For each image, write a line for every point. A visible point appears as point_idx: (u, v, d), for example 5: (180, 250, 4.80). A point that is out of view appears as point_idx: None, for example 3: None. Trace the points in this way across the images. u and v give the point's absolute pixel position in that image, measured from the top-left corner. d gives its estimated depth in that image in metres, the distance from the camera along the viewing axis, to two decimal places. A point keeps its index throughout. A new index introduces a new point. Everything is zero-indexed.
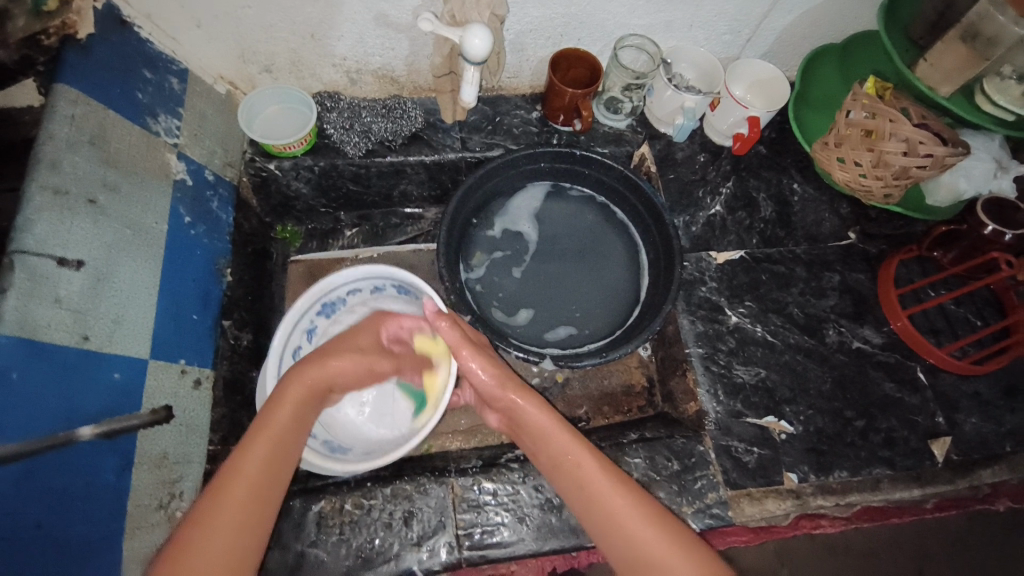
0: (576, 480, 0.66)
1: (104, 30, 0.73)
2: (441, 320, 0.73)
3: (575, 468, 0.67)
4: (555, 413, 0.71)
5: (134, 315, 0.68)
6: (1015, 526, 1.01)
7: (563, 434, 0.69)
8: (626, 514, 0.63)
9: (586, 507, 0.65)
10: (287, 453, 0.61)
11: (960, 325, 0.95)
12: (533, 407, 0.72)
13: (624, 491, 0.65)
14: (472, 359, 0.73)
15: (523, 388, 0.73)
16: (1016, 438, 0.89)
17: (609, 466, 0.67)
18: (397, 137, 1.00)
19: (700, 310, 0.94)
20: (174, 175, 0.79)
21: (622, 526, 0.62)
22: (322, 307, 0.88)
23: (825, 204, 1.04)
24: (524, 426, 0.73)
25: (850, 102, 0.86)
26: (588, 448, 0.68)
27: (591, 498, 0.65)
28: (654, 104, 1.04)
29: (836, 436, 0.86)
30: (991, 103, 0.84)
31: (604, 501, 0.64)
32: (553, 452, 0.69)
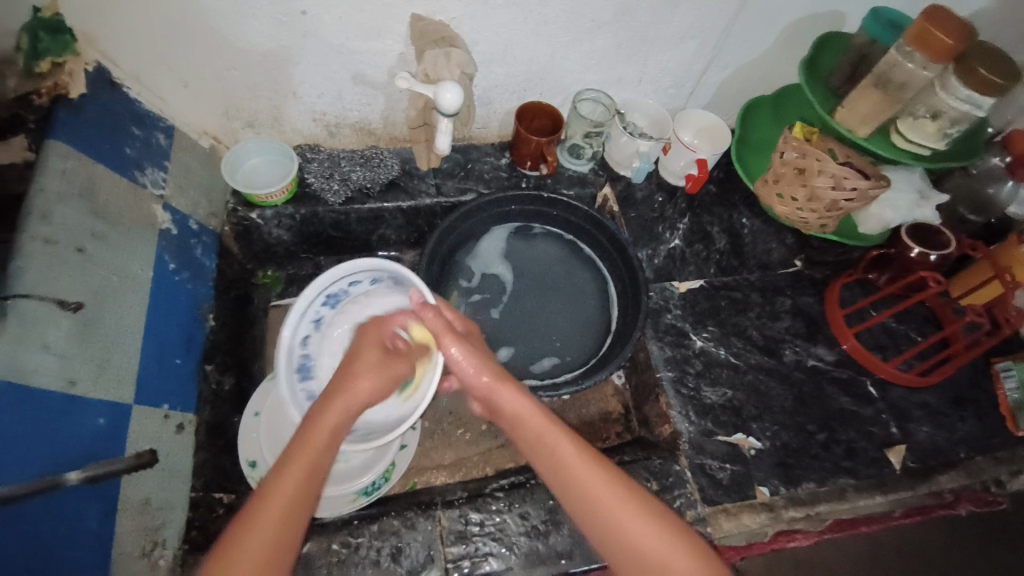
0: (552, 465, 0.67)
1: (95, 91, 0.78)
2: (426, 310, 0.75)
3: (551, 452, 0.68)
4: (530, 400, 0.72)
5: (119, 361, 0.69)
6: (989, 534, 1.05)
7: (540, 421, 0.70)
8: (609, 502, 0.64)
9: (565, 491, 0.66)
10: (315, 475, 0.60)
11: (902, 341, 1.05)
12: (514, 396, 0.72)
13: (603, 472, 0.66)
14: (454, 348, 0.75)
15: (507, 378, 0.74)
16: (967, 444, 0.96)
17: (586, 450, 0.68)
18: (375, 184, 1.05)
19: (667, 335, 1.00)
20: (160, 225, 0.83)
21: (602, 512, 0.64)
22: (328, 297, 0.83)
23: (772, 233, 1.11)
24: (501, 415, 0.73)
25: (782, 145, 0.97)
26: (563, 432, 0.69)
27: (572, 482, 0.66)
28: (613, 149, 1.14)
29: (801, 449, 0.92)
30: (906, 139, 0.96)
31: (583, 487, 0.65)
32: (529, 434, 0.70)
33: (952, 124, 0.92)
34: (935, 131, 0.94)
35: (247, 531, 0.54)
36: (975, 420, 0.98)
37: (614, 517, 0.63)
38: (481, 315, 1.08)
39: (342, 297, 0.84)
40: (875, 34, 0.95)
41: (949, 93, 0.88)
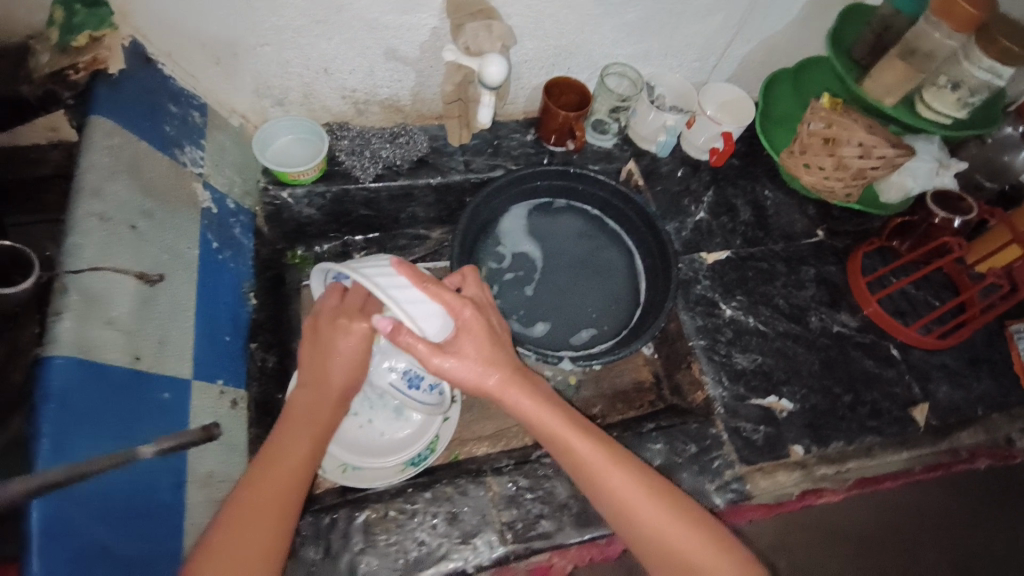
0: (569, 464, 0.70)
1: (133, 67, 0.78)
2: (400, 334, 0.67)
3: (571, 452, 0.69)
4: (541, 397, 0.72)
5: (176, 336, 0.70)
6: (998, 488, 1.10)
7: (556, 420, 0.71)
8: (624, 495, 0.68)
9: (588, 488, 0.69)
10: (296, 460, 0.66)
11: (921, 306, 1.08)
12: (518, 392, 0.71)
13: (620, 468, 0.69)
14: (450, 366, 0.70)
15: (508, 367, 0.72)
16: (984, 402, 1.00)
17: (603, 443, 0.71)
18: (405, 161, 1.06)
19: (698, 306, 1.03)
20: (201, 203, 0.82)
21: (623, 507, 0.67)
22: None
23: (795, 206, 1.16)
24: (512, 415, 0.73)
25: (810, 115, 0.99)
26: (574, 427, 0.71)
27: (592, 478, 0.69)
28: (638, 125, 1.15)
29: (830, 411, 0.95)
30: (930, 109, 0.97)
31: (605, 485, 0.68)
32: (548, 434, 0.71)
33: (972, 94, 0.93)
34: (957, 100, 0.94)
35: (247, 505, 0.61)
36: (990, 380, 1.02)
37: (631, 506, 0.67)
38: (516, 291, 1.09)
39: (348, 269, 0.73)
40: (899, 5, 0.96)
41: (972, 63, 0.90)
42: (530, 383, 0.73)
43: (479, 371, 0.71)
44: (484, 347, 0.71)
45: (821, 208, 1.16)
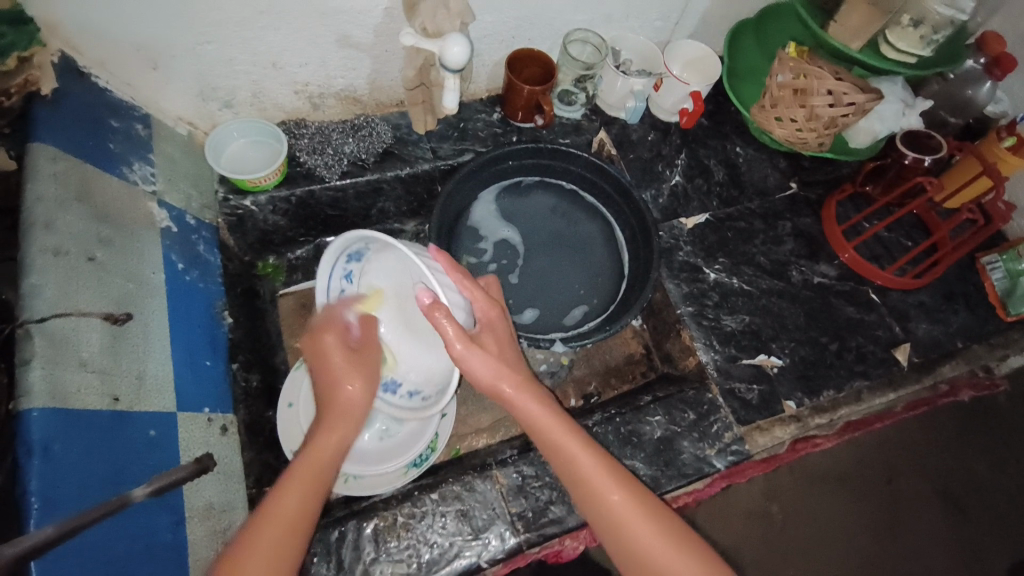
0: (569, 475, 0.67)
1: (67, 85, 0.71)
2: (438, 313, 0.63)
3: (569, 460, 0.68)
4: (551, 407, 0.69)
5: (154, 369, 0.66)
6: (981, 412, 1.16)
7: (562, 429, 0.68)
8: (623, 511, 0.65)
9: (580, 497, 0.68)
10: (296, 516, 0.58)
11: (895, 248, 1.10)
12: (533, 401, 0.69)
13: (620, 485, 0.67)
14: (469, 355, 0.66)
15: (524, 379, 0.70)
16: (963, 334, 1.03)
17: (606, 460, 0.68)
18: (370, 154, 1.01)
19: (682, 273, 1.02)
20: (159, 223, 0.77)
21: (613, 518, 0.65)
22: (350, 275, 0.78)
23: (766, 161, 1.16)
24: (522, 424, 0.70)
25: (778, 67, 0.97)
26: (584, 442, 0.69)
27: (589, 491, 0.67)
28: (605, 92, 1.12)
29: (818, 361, 0.97)
30: (894, 49, 0.96)
31: (597, 497, 0.66)
32: (549, 441, 0.69)
33: (935, 31, 0.93)
34: (920, 39, 0.94)
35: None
36: (966, 312, 1.05)
37: (626, 525, 0.65)
38: (500, 278, 1.08)
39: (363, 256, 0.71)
40: None
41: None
42: (543, 394, 0.70)
43: (506, 373, 0.68)
44: (509, 359, 0.71)
45: (792, 160, 1.16)
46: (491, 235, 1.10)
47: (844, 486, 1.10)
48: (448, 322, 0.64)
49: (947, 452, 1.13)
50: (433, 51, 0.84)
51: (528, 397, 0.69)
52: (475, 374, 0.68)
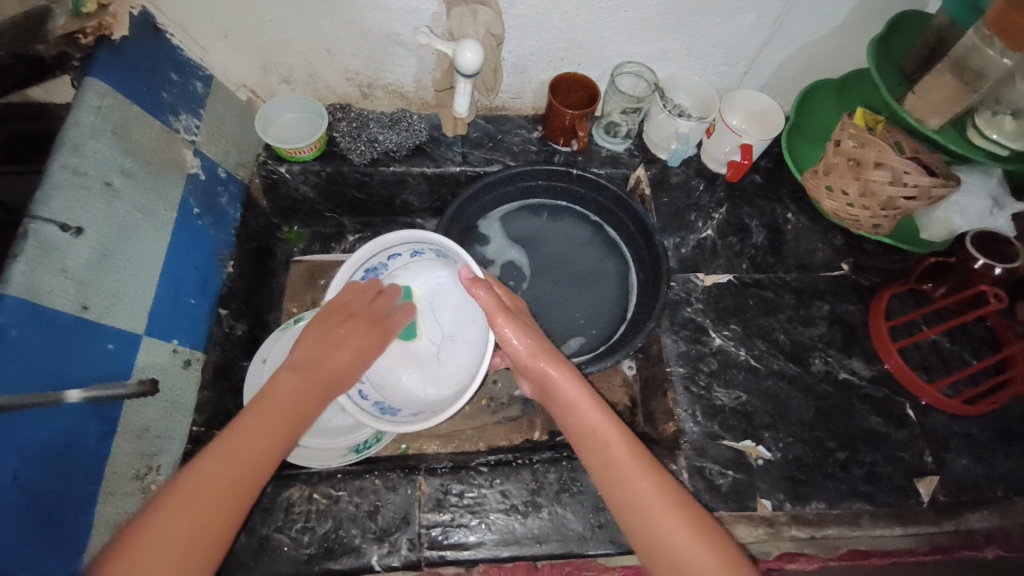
0: (601, 459, 0.67)
1: (137, 34, 0.80)
2: (477, 287, 0.76)
3: (600, 445, 0.68)
4: (591, 390, 0.72)
5: (133, 293, 0.73)
6: None
7: (596, 414, 0.70)
8: (652, 505, 0.63)
9: (608, 486, 0.66)
10: (261, 456, 0.60)
11: (953, 363, 0.94)
12: (570, 381, 0.72)
13: (652, 475, 0.65)
14: (506, 327, 0.74)
15: (560, 360, 0.74)
16: (1007, 483, 0.86)
17: (641, 452, 0.68)
18: (401, 148, 1.04)
19: (684, 330, 0.94)
20: (188, 169, 0.86)
21: (645, 509, 0.63)
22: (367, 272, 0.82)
23: (819, 234, 1.04)
24: (554, 398, 0.73)
25: (839, 132, 0.87)
26: (618, 427, 0.69)
27: (620, 479, 0.65)
28: (650, 129, 1.07)
29: (815, 467, 0.84)
30: (984, 137, 0.87)
31: (629, 485, 0.65)
32: (584, 426, 0.70)
33: None
34: (1014, 129, 0.86)
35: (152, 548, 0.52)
36: (1020, 458, 0.88)
37: (657, 516, 0.62)
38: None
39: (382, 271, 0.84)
40: (956, 14, 0.86)
41: None
42: (581, 380, 0.73)
43: (540, 348, 0.74)
44: (540, 334, 0.77)
45: (850, 238, 1.04)
46: (499, 255, 1.09)
47: None
48: (487, 295, 0.75)
49: None
50: (448, 52, 0.87)
51: (564, 371, 0.72)
52: (512, 350, 0.75)
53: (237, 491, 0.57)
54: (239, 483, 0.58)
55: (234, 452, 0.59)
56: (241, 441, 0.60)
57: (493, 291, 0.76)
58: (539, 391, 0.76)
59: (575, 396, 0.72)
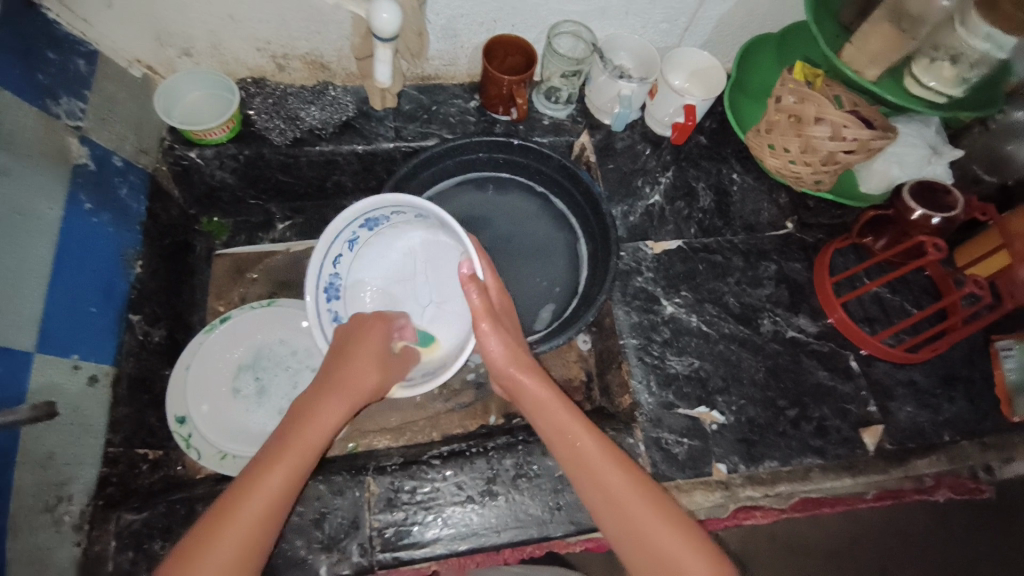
0: (574, 458, 0.66)
1: (12, 15, 0.70)
2: (471, 285, 0.69)
3: (572, 446, 0.66)
4: (556, 388, 0.69)
5: (18, 306, 0.64)
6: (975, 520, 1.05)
7: (564, 415, 0.67)
8: (630, 501, 0.62)
9: (581, 482, 0.65)
10: (307, 482, 0.61)
11: (895, 314, 0.96)
12: (539, 385, 0.68)
13: (625, 472, 0.64)
14: (489, 333, 0.69)
15: (529, 364, 0.70)
16: (952, 427, 0.90)
17: (610, 446, 0.66)
18: (328, 126, 0.97)
19: (635, 300, 0.93)
20: (75, 160, 0.76)
21: (622, 505, 0.62)
22: (366, 221, 0.77)
23: (764, 193, 1.03)
24: (523, 398, 0.70)
25: (779, 89, 0.86)
26: (588, 426, 0.67)
27: (592, 476, 0.64)
28: (593, 93, 1.02)
29: (767, 426, 0.85)
30: (919, 84, 0.87)
31: (603, 484, 0.64)
32: (558, 427, 0.67)
33: (972, 69, 0.84)
34: (953, 76, 0.85)
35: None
36: (964, 402, 0.92)
37: (633, 513, 0.62)
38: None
39: (383, 222, 0.78)
40: None
41: (969, 31, 0.80)
42: (548, 380, 0.70)
43: (518, 357, 0.69)
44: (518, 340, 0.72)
45: (795, 196, 1.02)
46: None
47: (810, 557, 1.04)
48: (476, 297, 0.68)
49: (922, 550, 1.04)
50: (363, 14, 0.80)
51: (532, 374, 0.69)
52: (488, 355, 0.69)
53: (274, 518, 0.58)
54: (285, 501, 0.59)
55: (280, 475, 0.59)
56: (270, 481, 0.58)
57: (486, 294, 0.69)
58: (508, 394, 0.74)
59: (545, 396, 0.68)
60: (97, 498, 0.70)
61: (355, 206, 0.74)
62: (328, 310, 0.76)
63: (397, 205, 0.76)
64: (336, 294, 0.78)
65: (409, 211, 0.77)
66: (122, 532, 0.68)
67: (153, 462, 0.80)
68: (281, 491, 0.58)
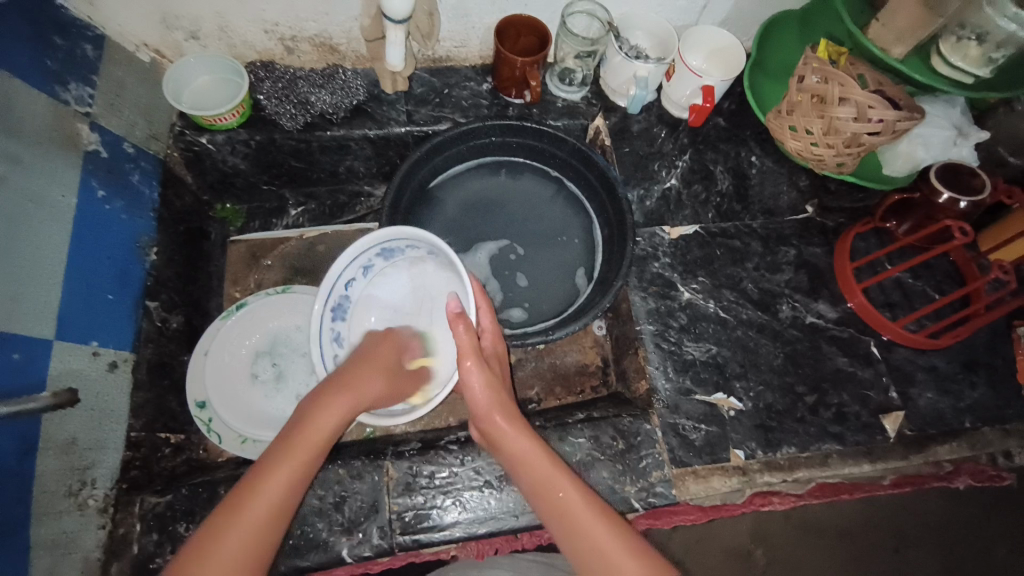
0: (558, 513, 0.65)
1: None
2: (459, 322, 0.69)
3: (555, 498, 0.65)
4: (538, 442, 0.69)
5: (38, 293, 0.65)
6: (991, 509, 1.13)
7: (550, 467, 0.67)
8: (612, 553, 0.61)
9: (566, 539, 0.64)
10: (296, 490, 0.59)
11: (917, 299, 0.94)
12: (520, 435, 0.69)
13: (607, 521, 0.63)
14: (472, 371, 0.69)
15: (511, 413, 0.70)
16: (974, 413, 0.88)
17: (595, 498, 0.66)
18: (339, 110, 0.96)
19: (651, 286, 0.91)
20: (85, 146, 0.75)
21: (608, 562, 0.60)
22: (383, 251, 0.78)
23: (784, 176, 1.01)
24: (504, 455, 0.69)
25: (802, 67, 0.84)
26: (571, 477, 0.67)
27: (579, 531, 0.63)
28: (608, 75, 0.99)
29: (785, 412, 0.85)
30: (946, 64, 0.86)
31: (586, 536, 0.62)
32: (539, 479, 0.67)
33: (997, 47, 0.83)
34: (979, 55, 0.84)
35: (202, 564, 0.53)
36: (986, 387, 0.90)
37: (613, 566, 0.60)
38: (508, 273, 1.00)
39: (399, 254, 0.80)
40: None
41: (995, 10, 0.80)
42: (529, 432, 0.70)
43: (499, 404, 0.69)
44: (502, 386, 0.72)
45: (815, 179, 1.01)
46: (473, 230, 1.02)
47: (835, 543, 1.10)
48: (465, 333, 0.69)
49: (932, 527, 1.11)
50: None
51: (514, 427, 0.69)
52: (471, 397, 0.70)
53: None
54: (249, 556, 0.54)
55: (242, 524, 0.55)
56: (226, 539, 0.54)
57: (473, 331, 0.70)
58: (488, 444, 0.72)
59: (525, 450, 0.68)
60: (121, 481, 0.71)
61: (376, 234, 0.75)
62: (329, 329, 0.76)
63: (412, 238, 0.76)
64: (342, 314, 0.78)
65: (423, 246, 0.77)
66: (147, 515, 0.69)
67: (175, 446, 0.81)
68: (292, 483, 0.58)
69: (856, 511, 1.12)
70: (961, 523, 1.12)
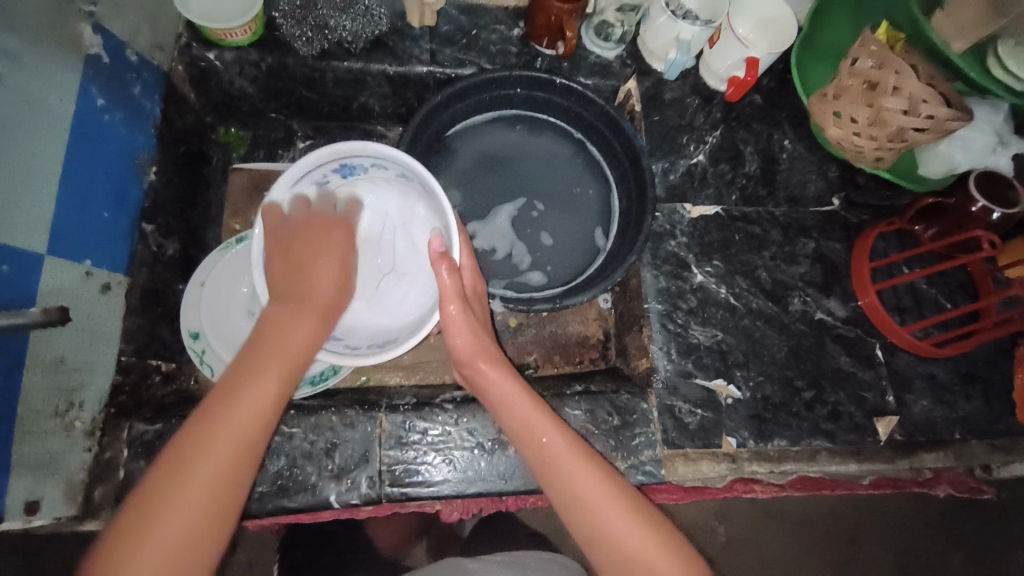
0: (540, 456, 0.64)
1: None
2: (442, 264, 0.65)
3: (538, 441, 0.64)
4: (523, 385, 0.67)
5: (29, 205, 0.61)
6: (952, 514, 1.17)
7: (533, 412, 0.65)
8: (590, 493, 0.62)
9: (548, 479, 0.64)
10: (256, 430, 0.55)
11: (927, 306, 0.93)
12: (503, 379, 0.66)
13: (590, 465, 0.63)
14: (457, 316, 0.65)
15: (495, 355, 0.67)
16: (964, 425, 0.89)
17: (576, 440, 0.65)
18: (358, 40, 0.89)
19: (665, 265, 0.89)
20: (87, 49, 0.69)
21: (588, 502, 0.62)
22: (342, 168, 0.70)
23: (814, 165, 0.97)
24: (487, 396, 0.68)
25: (858, 49, 0.79)
26: (554, 421, 0.65)
27: (559, 473, 0.63)
28: (648, 34, 0.93)
29: (781, 405, 0.85)
30: (1000, 67, 0.81)
31: (568, 480, 0.62)
32: (520, 420, 0.65)
33: None
34: None
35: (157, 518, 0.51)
36: (980, 402, 0.90)
37: (592, 505, 0.61)
38: (531, 231, 0.98)
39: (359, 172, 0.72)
40: None
41: None
42: (514, 376, 0.67)
43: (480, 348, 0.67)
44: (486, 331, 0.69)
45: (846, 171, 0.97)
46: (488, 185, 0.98)
47: (798, 530, 1.14)
48: (448, 275, 0.65)
49: (893, 524, 1.16)
50: None
51: (495, 366, 0.67)
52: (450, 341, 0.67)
53: (211, 512, 0.52)
54: (219, 496, 0.53)
55: (208, 462, 0.53)
56: (193, 477, 0.52)
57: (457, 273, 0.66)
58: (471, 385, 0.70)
59: (510, 392, 0.66)
60: (109, 405, 0.70)
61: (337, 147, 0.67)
62: None
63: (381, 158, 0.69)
64: None
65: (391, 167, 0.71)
66: (134, 441, 0.70)
67: (165, 374, 0.81)
68: (253, 422, 0.55)
69: (823, 502, 1.15)
70: (922, 525, 1.16)
